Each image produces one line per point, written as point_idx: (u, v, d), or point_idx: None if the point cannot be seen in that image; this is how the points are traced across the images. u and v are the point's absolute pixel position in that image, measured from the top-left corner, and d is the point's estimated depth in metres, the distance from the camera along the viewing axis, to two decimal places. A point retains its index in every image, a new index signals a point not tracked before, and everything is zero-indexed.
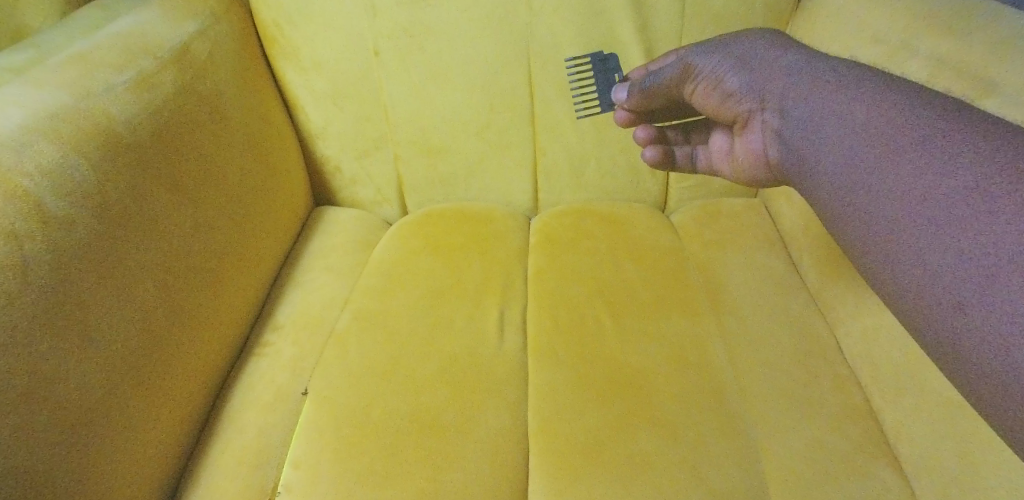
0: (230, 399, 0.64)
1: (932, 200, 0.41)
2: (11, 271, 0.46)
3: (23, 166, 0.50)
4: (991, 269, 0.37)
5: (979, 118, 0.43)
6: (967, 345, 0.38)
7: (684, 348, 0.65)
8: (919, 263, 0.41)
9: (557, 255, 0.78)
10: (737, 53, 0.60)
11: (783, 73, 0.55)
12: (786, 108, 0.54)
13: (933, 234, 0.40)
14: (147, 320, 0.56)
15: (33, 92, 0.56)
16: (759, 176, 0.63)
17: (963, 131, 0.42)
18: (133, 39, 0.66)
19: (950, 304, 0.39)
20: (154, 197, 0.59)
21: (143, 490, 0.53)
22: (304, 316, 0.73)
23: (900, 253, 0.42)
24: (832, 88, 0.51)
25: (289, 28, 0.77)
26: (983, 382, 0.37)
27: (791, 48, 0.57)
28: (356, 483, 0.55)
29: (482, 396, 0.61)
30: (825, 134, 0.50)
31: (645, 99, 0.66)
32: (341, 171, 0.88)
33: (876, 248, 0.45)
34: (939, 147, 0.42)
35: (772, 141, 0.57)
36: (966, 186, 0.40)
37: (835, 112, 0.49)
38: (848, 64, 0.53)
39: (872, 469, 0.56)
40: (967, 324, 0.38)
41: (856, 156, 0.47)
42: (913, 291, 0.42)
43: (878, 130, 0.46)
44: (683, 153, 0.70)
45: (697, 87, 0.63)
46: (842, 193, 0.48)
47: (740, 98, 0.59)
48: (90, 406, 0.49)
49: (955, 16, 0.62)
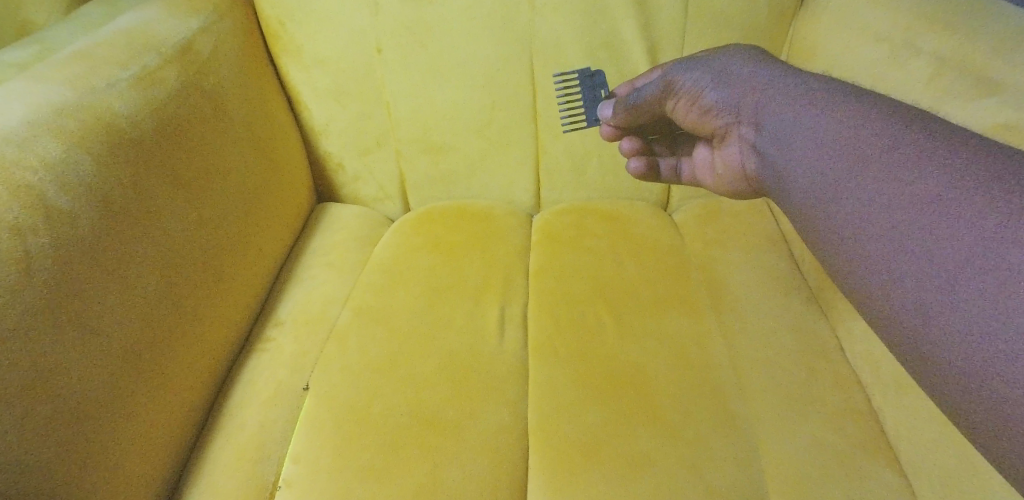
0: (232, 394, 0.65)
1: (898, 208, 0.41)
2: (13, 265, 0.46)
3: (27, 161, 0.51)
4: (954, 273, 0.37)
5: (945, 130, 0.43)
6: (933, 342, 0.37)
7: (684, 347, 0.65)
8: (886, 269, 0.41)
9: (559, 253, 0.78)
10: (714, 69, 0.60)
11: (759, 87, 0.56)
12: (761, 120, 0.54)
13: (899, 242, 0.40)
14: (150, 315, 0.56)
15: (39, 89, 0.57)
16: (739, 188, 0.63)
17: (929, 141, 0.42)
18: (138, 36, 0.66)
19: (914, 307, 0.38)
20: (158, 192, 0.59)
21: (145, 483, 0.54)
22: (305, 312, 0.73)
23: (867, 259, 0.42)
24: (806, 100, 0.51)
25: (292, 24, 0.77)
26: (953, 382, 0.36)
27: (767, 63, 0.58)
28: (357, 479, 0.55)
29: (482, 393, 0.62)
30: (797, 145, 0.50)
31: (631, 116, 0.66)
32: (344, 168, 0.88)
33: (843, 253, 0.44)
34: (907, 156, 0.42)
35: (749, 153, 0.57)
36: (930, 194, 0.39)
37: (808, 123, 0.49)
38: (822, 78, 0.53)
39: (871, 468, 0.56)
40: (931, 327, 0.37)
41: (826, 163, 0.46)
42: (877, 294, 0.41)
43: (848, 138, 0.46)
44: (668, 164, 0.70)
45: (678, 103, 0.63)
46: (813, 200, 0.47)
47: (718, 113, 0.59)
48: (95, 400, 0.50)
49: (959, 19, 0.63)
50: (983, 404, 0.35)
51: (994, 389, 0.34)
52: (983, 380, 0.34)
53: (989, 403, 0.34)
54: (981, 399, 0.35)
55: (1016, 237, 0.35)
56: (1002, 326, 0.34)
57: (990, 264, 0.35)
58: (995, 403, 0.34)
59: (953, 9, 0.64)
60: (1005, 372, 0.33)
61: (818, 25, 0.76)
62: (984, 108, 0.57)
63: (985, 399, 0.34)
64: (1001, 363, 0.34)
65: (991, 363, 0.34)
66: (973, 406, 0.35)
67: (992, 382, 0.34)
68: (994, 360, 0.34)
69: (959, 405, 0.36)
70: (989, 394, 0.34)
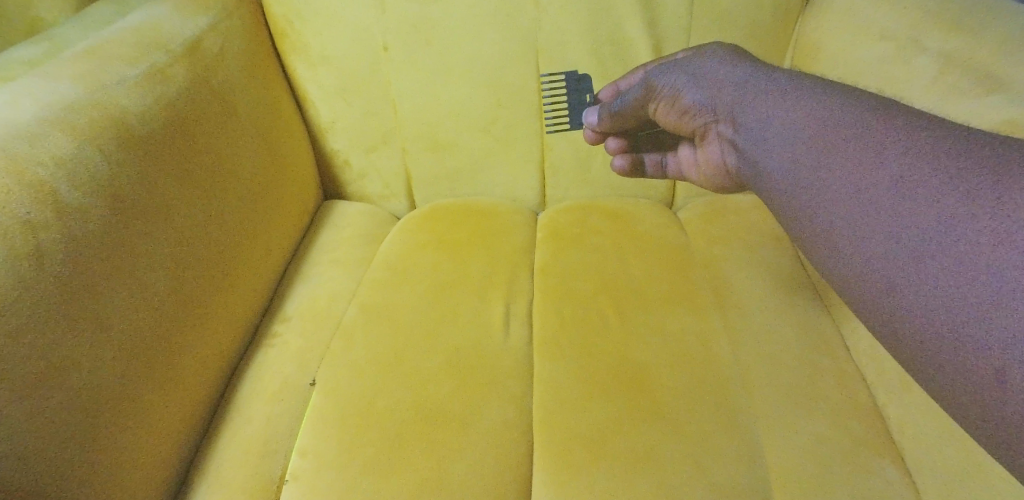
0: (240, 387, 0.65)
1: (864, 193, 0.40)
2: (26, 259, 0.47)
3: (37, 156, 0.51)
4: (918, 252, 0.36)
5: (908, 112, 0.42)
6: (906, 318, 0.37)
7: (689, 343, 0.65)
8: (856, 252, 0.40)
9: (564, 250, 0.78)
10: (690, 70, 0.61)
11: (733, 84, 0.56)
12: (735, 116, 0.54)
13: (867, 225, 0.40)
14: (159, 307, 0.57)
15: (49, 86, 0.58)
16: (723, 183, 0.63)
17: (891, 125, 0.41)
18: (147, 34, 0.67)
19: (884, 286, 0.38)
20: (165, 187, 0.60)
21: (153, 474, 0.54)
22: (312, 308, 0.73)
23: (837, 243, 0.41)
24: (776, 95, 0.51)
25: (299, 22, 0.78)
26: (931, 366, 0.36)
27: (741, 62, 0.58)
28: (362, 472, 0.56)
29: (488, 388, 0.62)
30: (770, 137, 0.50)
31: (616, 121, 0.67)
32: (350, 165, 0.88)
33: (815, 238, 0.44)
34: (872, 141, 0.41)
35: (728, 151, 0.57)
36: (894, 176, 0.39)
37: (779, 115, 0.49)
38: (790, 73, 0.53)
39: (875, 465, 0.56)
40: (903, 306, 0.37)
41: (798, 153, 0.46)
42: (848, 275, 0.41)
43: (818, 127, 0.46)
44: (653, 160, 0.69)
45: (659, 106, 0.63)
46: (788, 189, 0.47)
47: (696, 114, 0.60)
48: (105, 391, 0.50)
49: (967, 20, 0.63)
50: (957, 378, 0.34)
51: (965, 364, 0.34)
52: (957, 360, 0.34)
53: (962, 378, 0.34)
54: (957, 382, 0.34)
55: (976, 213, 0.35)
56: (969, 300, 0.33)
57: (954, 241, 0.35)
58: (967, 378, 0.34)
59: (961, 10, 0.64)
60: (975, 345, 0.33)
61: (824, 22, 0.76)
62: (989, 104, 0.56)
63: (958, 375, 0.34)
64: (970, 336, 0.33)
65: (960, 337, 0.34)
66: (951, 387, 0.35)
67: (963, 357, 0.34)
68: (963, 335, 0.34)
69: (937, 383, 0.36)
70: (962, 368, 0.34)
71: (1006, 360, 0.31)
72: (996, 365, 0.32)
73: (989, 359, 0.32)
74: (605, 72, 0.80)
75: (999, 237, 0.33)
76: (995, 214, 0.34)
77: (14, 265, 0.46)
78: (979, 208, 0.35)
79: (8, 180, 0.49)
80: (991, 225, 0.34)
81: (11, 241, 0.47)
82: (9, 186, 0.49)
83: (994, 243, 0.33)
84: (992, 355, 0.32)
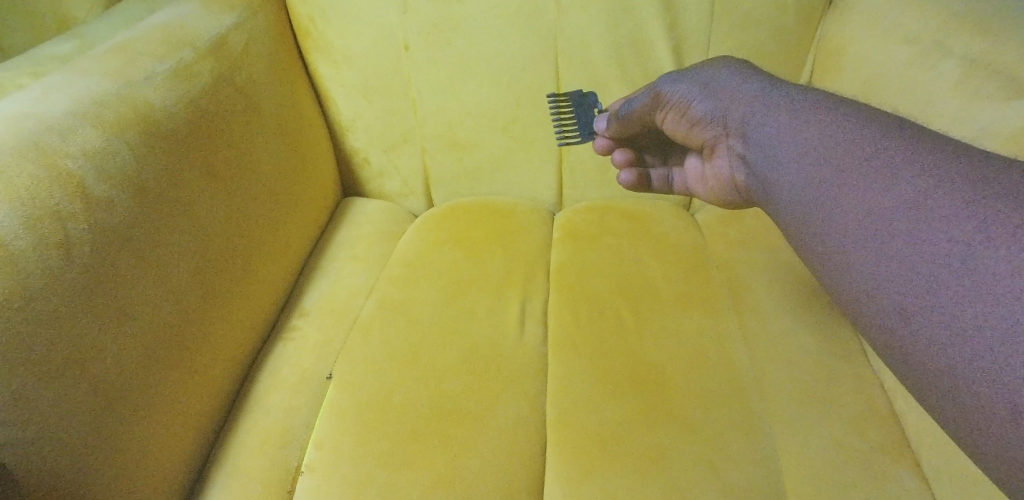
0: (255, 383, 0.66)
1: (876, 215, 0.40)
2: (56, 250, 0.48)
3: (68, 149, 0.53)
4: (931, 276, 0.36)
5: (919, 134, 0.42)
6: (915, 343, 0.36)
7: (704, 347, 0.65)
8: (867, 274, 0.40)
9: (580, 250, 0.78)
10: (702, 81, 0.60)
11: (745, 97, 0.55)
12: (747, 131, 0.54)
13: (878, 247, 0.39)
14: (179, 304, 0.58)
15: (80, 80, 0.59)
16: (729, 198, 0.62)
17: (906, 146, 0.41)
18: (174, 31, 0.69)
19: (895, 311, 0.37)
20: (189, 185, 0.61)
21: (169, 466, 0.55)
22: (330, 304, 0.74)
23: (848, 264, 0.41)
24: (789, 110, 0.50)
25: (323, 22, 0.79)
26: (934, 389, 0.35)
27: (753, 75, 0.57)
28: (377, 466, 0.56)
29: (503, 386, 0.62)
30: (781, 154, 0.49)
31: (622, 127, 0.67)
32: (370, 163, 0.89)
33: (825, 257, 0.43)
34: (885, 161, 0.41)
35: (737, 164, 0.57)
36: (906, 200, 0.39)
37: (792, 132, 0.49)
38: (804, 89, 0.52)
39: (893, 473, 0.55)
40: (911, 332, 0.36)
41: (810, 170, 0.46)
42: (860, 298, 0.40)
43: (830, 146, 0.45)
44: (659, 175, 0.70)
45: (667, 115, 0.63)
46: (799, 207, 0.46)
47: (706, 125, 0.59)
48: (127, 383, 0.51)
49: (993, 22, 0.62)
50: (963, 404, 0.33)
51: (973, 392, 0.33)
52: (963, 381, 0.33)
53: (968, 405, 0.33)
54: (959, 404, 0.34)
55: (992, 240, 0.34)
56: (982, 331, 0.33)
57: (971, 269, 0.34)
58: (974, 403, 0.33)
59: (988, 14, 0.64)
60: (987, 374, 0.32)
61: (846, 25, 0.75)
62: (1013, 108, 0.56)
63: (964, 402, 0.33)
64: (982, 366, 0.32)
65: (968, 366, 0.33)
66: (943, 408, 0.35)
67: (970, 384, 0.33)
68: (973, 364, 0.33)
69: (941, 406, 0.35)
70: (971, 395, 0.33)
71: (1017, 394, 0.31)
72: (1008, 397, 0.31)
73: (1001, 391, 0.31)
74: (624, 74, 0.80)
75: (1016, 268, 0.32)
76: (1012, 244, 0.33)
77: (42, 256, 0.47)
78: (996, 236, 0.34)
79: (38, 170, 0.50)
80: (1008, 257, 0.33)
81: (40, 232, 0.48)
82: (38, 176, 0.50)
83: (1010, 275, 0.32)
84: (1002, 388, 0.31)
